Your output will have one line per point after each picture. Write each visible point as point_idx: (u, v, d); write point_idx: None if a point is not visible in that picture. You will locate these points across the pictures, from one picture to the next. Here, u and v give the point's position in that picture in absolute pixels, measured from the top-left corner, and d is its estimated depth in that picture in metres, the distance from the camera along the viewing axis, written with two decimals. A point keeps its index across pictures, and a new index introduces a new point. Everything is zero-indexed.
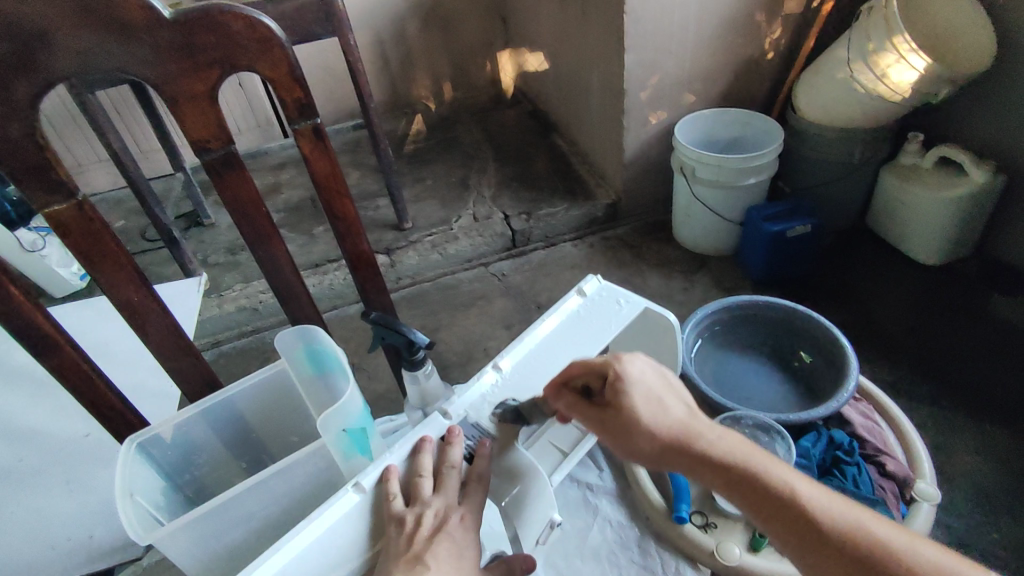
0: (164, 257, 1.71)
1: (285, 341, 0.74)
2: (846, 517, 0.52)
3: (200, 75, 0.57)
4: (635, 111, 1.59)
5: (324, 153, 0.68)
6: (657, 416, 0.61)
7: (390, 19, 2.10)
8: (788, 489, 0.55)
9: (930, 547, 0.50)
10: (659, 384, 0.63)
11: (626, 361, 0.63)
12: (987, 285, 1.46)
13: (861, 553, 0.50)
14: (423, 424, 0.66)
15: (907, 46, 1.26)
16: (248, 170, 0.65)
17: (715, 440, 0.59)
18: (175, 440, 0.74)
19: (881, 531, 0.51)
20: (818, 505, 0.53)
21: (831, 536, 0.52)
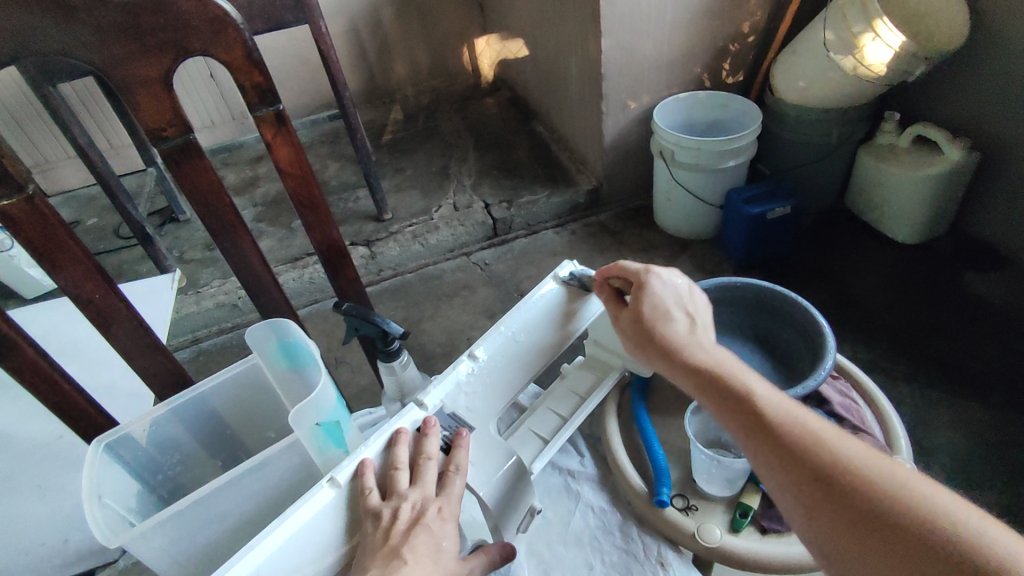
0: (139, 254, 1.68)
1: (257, 335, 0.72)
2: (797, 414, 0.54)
3: (150, 59, 0.54)
4: (614, 95, 1.58)
5: (287, 139, 0.66)
6: (656, 318, 0.66)
7: (365, 7, 2.05)
8: (749, 385, 0.56)
9: (871, 451, 0.50)
10: (676, 295, 0.68)
11: (653, 274, 0.70)
12: (963, 261, 1.48)
13: (796, 446, 0.51)
14: (399, 416, 0.65)
15: (883, 24, 1.26)
16: (207, 158, 0.63)
17: (698, 343, 0.62)
18: (146, 440, 0.72)
19: (826, 430, 0.52)
20: (773, 403, 0.55)
21: (778, 429, 0.53)
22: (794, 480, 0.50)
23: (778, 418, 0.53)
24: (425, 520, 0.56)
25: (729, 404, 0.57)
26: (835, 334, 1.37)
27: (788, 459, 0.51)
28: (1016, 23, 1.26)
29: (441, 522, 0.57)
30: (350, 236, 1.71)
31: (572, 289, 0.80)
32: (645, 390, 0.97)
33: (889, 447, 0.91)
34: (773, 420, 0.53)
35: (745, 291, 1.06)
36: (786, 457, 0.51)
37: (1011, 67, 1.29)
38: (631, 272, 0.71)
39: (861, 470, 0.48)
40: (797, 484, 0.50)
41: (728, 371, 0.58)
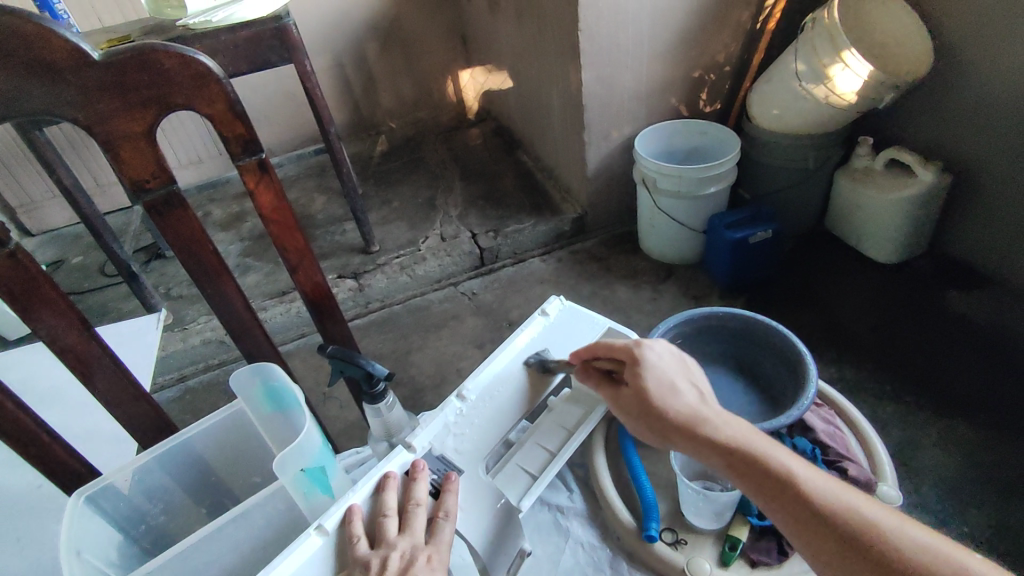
0: (125, 291, 1.67)
1: (240, 380, 0.71)
2: (835, 495, 0.55)
3: (134, 115, 0.56)
4: (595, 125, 1.62)
5: (269, 185, 0.67)
6: (666, 394, 0.65)
7: (350, 43, 2.09)
8: (781, 466, 0.57)
9: (914, 526, 0.52)
10: (676, 368, 0.67)
11: (646, 345, 0.69)
12: (942, 281, 1.51)
13: (855, 534, 0.52)
14: (387, 460, 0.65)
15: (849, 53, 1.31)
16: (190, 207, 0.63)
17: (716, 418, 0.63)
18: (130, 490, 0.71)
19: (869, 510, 0.53)
20: (808, 483, 0.56)
21: (821, 514, 0.54)
22: (849, 564, 0.51)
23: (820, 500, 0.54)
24: (415, 570, 0.55)
25: (765, 487, 0.57)
26: (820, 356, 1.38)
27: (850, 549, 0.52)
28: (978, 51, 1.31)
29: (431, 572, 0.56)
30: (337, 269, 1.71)
31: (558, 325, 0.83)
32: None
33: (874, 474, 0.92)
34: (815, 503, 0.54)
35: (728, 321, 1.07)
36: (838, 541, 0.52)
37: (976, 93, 1.34)
38: (621, 348, 0.69)
39: (914, 552, 0.49)
40: (857, 570, 0.51)
41: (757, 449, 0.59)
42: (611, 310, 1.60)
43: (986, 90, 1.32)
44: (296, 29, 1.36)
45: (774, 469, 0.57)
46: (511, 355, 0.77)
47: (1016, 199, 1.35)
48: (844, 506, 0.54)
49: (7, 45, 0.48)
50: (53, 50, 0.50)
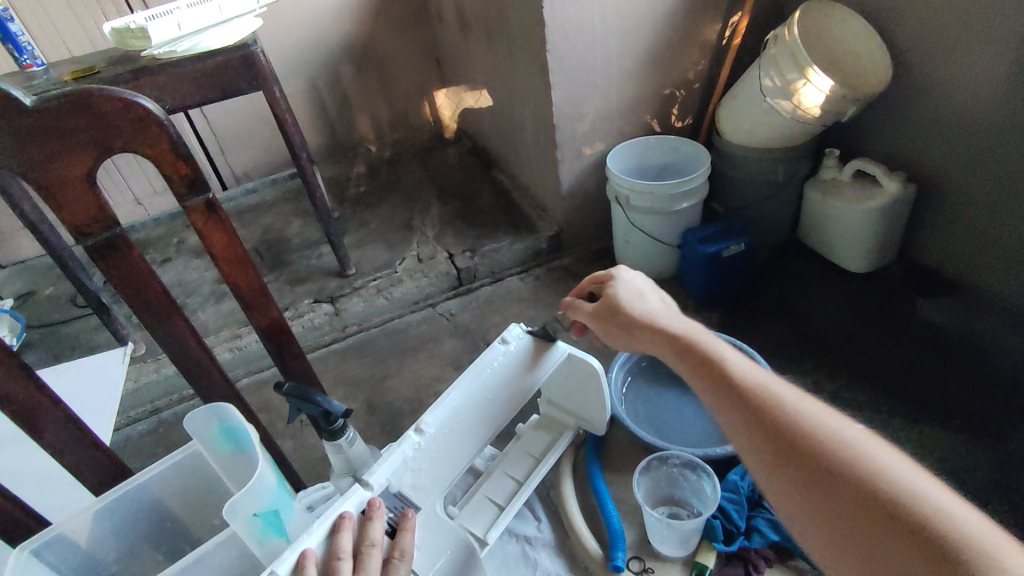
0: (96, 322, 1.63)
1: (195, 420, 0.73)
2: (770, 382, 0.59)
3: (71, 158, 0.60)
4: (567, 144, 1.63)
5: (218, 224, 0.72)
6: (633, 303, 0.78)
7: (324, 66, 2.09)
8: (725, 357, 0.63)
9: (847, 423, 0.54)
10: (646, 292, 0.81)
11: (622, 271, 0.84)
12: (913, 289, 1.52)
13: (762, 403, 0.57)
14: (344, 498, 0.65)
15: (811, 69, 1.33)
16: (134, 248, 0.68)
17: (676, 320, 0.72)
18: (87, 539, 0.73)
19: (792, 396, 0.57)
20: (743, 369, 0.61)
21: (745, 391, 0.58)
22: (751, 427, 0.56)
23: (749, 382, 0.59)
24: None
25: (704, 373, 0.63)
26: (796, 368, 1.39)
27: (754, 416, 0.57)
28: (934, 65, 1.34)
29: None
30: (313, 294, 1.70)
31: (519, 352, 0.81)
32: (599, 448, 0.98)
33: None
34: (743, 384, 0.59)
35: None
36: (753, 417, 0.56)
37: (934, 105, 1.37)
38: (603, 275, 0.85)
39: (822, 433, 0.52)
40: (762, 443, 0.55)
41: (708, 344, 0.66)
42: None
43: (943, 102, 1.35)
44: (264, 56, 1.35)
45: (717, 359, 0.63)
46: (466, 386, 0.77)
47: (980, 207, 1.38)
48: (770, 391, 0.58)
49: None
50: None
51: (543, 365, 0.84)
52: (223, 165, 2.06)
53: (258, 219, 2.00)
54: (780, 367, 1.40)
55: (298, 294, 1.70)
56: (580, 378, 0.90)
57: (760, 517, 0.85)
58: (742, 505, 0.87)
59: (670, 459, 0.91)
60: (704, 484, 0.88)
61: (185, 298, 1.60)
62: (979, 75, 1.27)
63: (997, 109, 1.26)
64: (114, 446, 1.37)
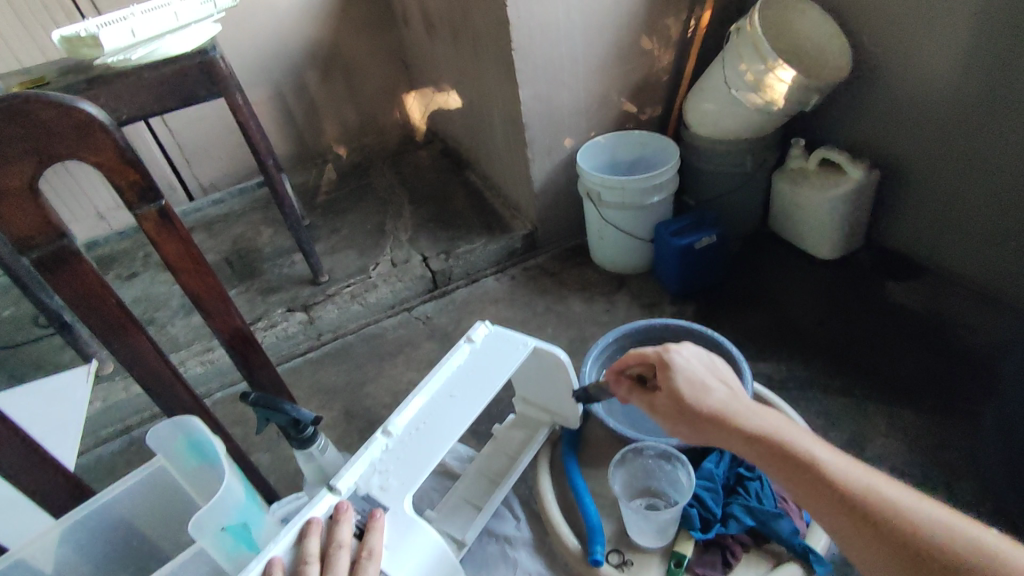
0: (60, 341, 1.58)
1: (162, 436, 0.75)
2: (860, 475, 0.60)
3: (15, 167, 0.60)
4: (538, 142, 1.63)
5: (171, 232, 0.73)
6: (700, 397, 0.72)
7: (289, 72, 2.06)
8: (824, 461, 0.62)
9: (934, 506, 0.56)
10: (703, 369, 0.75)
11: (672, 350, 0.76)
12: (881, 273, 1.55)
13: (852, 496, 0.58)
14: (311, 505, 0.66)
15: (775, 62, 1.34)
16: (81, 260, 0.67)
17: (753, 413, 0.68)
18: (50, 563, 0.72)
19: (915, 504, 0.56)
20: (853, 476, 0.60)
21: (866, 508, 0.57)
22: (848, 523, 0.58)
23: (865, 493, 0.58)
24: None
25: (810, 485, 0.61)
26: (770, 355, 1.41)
27: (846, 511, 0.58)
28: (889, 53, 1.37)
29: None
30: (285, 302, 1.67)
31: (484, 349, 0.84)
32: (576, 443, 0.98)
33: None
34: (860, 497, 0.58)
35: (665, 331, 1.12)
36: (881, 535, 0.55)
37: (892, 92, 1.41)
38: (650, 356, 0.77)
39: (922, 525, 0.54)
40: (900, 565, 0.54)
41: (802, 448, 0.64)
42: (565, 326, 1.59)
43: (901, 88, 1.39)
44: (223, 62, 1.33)
45: (819, 466, 0.62)
46: (430, 388, 0.79)
47: (940, 190, 1.41)
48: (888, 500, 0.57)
49: None
50: None
51: (506, 359, 0.82)
52: (189, 175, 2.01)
53: (227, 229, 1.96)
54: (755, 356, 1.41)
55: (270, 304, 1.67)
56: (550, 372, 0.90)
57: (734, 502, 0.86)
58: (718, 491, 0.88)
59: (644, 450, 0.91)
60: (678, 473, 0.89)
61: (153, 313, 1.56)
62: (934, 61, 1.30)
63: (952, 93, 1.30)
64: (83, 468, 1.33)
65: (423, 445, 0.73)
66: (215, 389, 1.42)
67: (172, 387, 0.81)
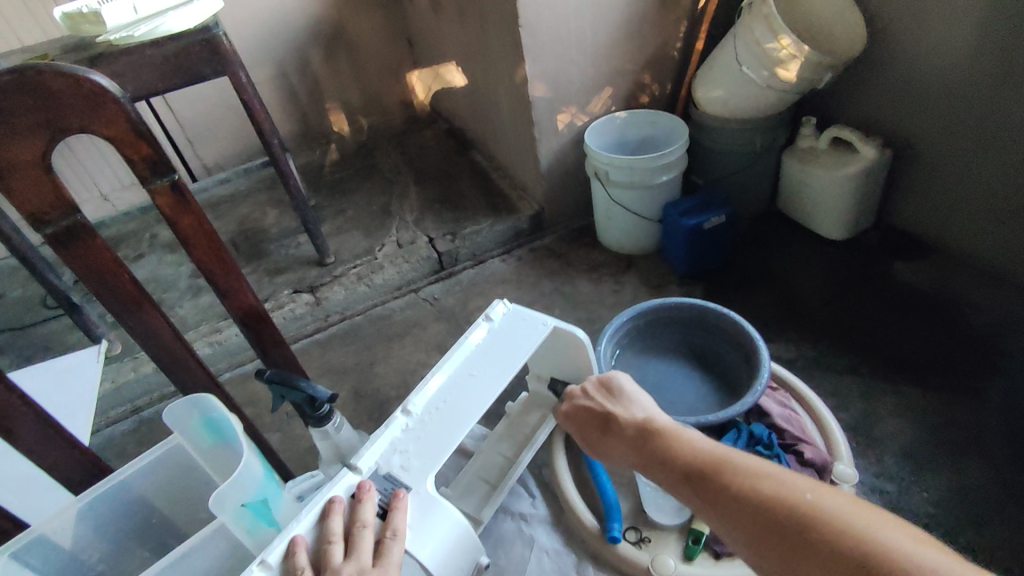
0: (70, 322, 1.58)
1: (178, 413, 0.75)
2: (723, 453, 0.59)
3: (23, 140, 0.59)
4: (546, 121, 1.60)
5: (184, 207, 0.72)
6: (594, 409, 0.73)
7: (292, 51, 2.03)
8: (690, 449, 0.61)
9: (790, 476, 0.54)
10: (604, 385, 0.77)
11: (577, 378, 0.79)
12: (893, 253, 1.54)
13: (713, 475, 0.57)
14: (332, 484, 0.66)
15: (799, 49, 1.32)
16: (94, 236, 0.67)
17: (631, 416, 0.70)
18: (68, 540, 0.72)
19: (757, 467, 0.56)
20: (726, 464, 0.58)
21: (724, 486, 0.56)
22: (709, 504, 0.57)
23: (731, 472, 0.56)
24: None
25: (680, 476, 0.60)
26: (780, 335, 1.40)
27: (708, 491, 0.57)
28: (907, 28, 1.34)
29: None
30: (292, 283, 1.66)
31: (503, 327, 0.84)
32: None
33: (832, 453, 1.00)
34: (727, 479, 0.56)
35: (681, 310, 1.11)
36: (731, 508, 0.54)
37: (905, 69, 1.38)
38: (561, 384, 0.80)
39: (777, 493, 0.53)
40: (746, 535, 0.53)
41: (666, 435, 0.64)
42: (573, 306, 1.59)
43: (913, 66, 1.36)
44: (227, 41, 1.29)
45: (685, 453, 0.61)
46: (448, 367, 0.79)
47: (954, 170, 1.39)
48: (755, 476, 0.55)
49: None
50: None
51: (524, 339, 0.82)
52: (192, 156, 1.99)
53: (233, 210, 1.95)
54: (765, 336, 1.41)
55: (277, 285, 1.66)
56: (566, 349, 0.89)
57: None
58: None
59: None
60: None
61: (161, 294, 1.55)
62: (952, 36, 1.27)
63: (973, 68, 1.26)
64: (95, 448, 1.33)
65: (444, 425, 0.73)
66: (224, 369, 1.42)
67: (187, 365, 0.81)
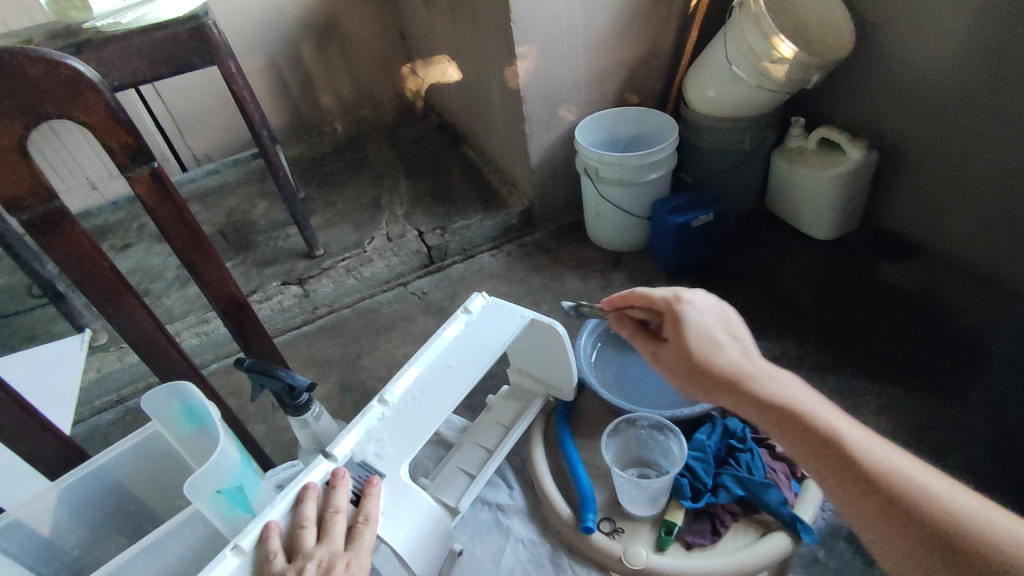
0: (54, 312, 1.57)
1: (156, 402, 0.75)
2: (864, 438, 0.56)
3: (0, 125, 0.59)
4: (536, 117, 1.61)
5: (165, 194, 0.72)
6: (704, 344, 0.66)
7: (284, 42, 2.02)
8: (829, 421, 0.57)
9: (942, 481, 0.52)
10: (716, 319, 0.69)
11: (682, 299, 0.71)
12: (876, 255, 1.55)
13: (849, 456, 0.55)
14: (307, 470, 0.67)
15: (783, 46, 1.33)
16: (73, 223, 0.67)
17: (761, 369, 0.64)
18: (41, 527, 0.72)
19: (901, 461, 0.54)
20: (847, 430, 0.57)
21: (863, 470, 0.53)
22: (841, 477, 0.54)
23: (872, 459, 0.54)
24: None
25: (810, 442, 0.57)
26: (763, 333, 1.41)
27: (841, 465, 0.54)
28: (895, 31, 1.35)
29: None
30: (280, 275, 1.66)
31: (481, 319, 0.85)
32: (570, 415, 0.98)
33: None
34: (866, 461, 0.54)
35: None
36: (867, 490, 0.52)
37: (890, 71, 1.40)
38: (659, 304, 0.72)
39: (923, 493, 0.51)
40: (879, 518, 0.52)
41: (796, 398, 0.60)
42: (560, 302, 1.60)
43: (901, 67, 1.38)
44: (215, 29, 1.30)
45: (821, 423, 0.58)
46: (427, 357, 0.79)
47: (937, 174, 1.41)
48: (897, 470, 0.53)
49: None
50: None
51: (503, 332, 0.82)
52: (181, 146, 1.98)
53: (223, 201, 1.94)
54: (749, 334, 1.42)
55: (265, 277, 1.66)
56: (545, 343, 0.90)
57: (725, 474, 0.86)
58: (709, 462, 0.89)
59: (637, 421, 0.92)
60: (671, 444, 0.90)
61: (147, 284, 1.55)
62: (937, 41, 1.29)
63: (957, 75, 1.28)
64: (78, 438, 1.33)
65: (421, 414, 0.74)
66: (210, 360, 1.42)
67: (168, 353, 0.81)
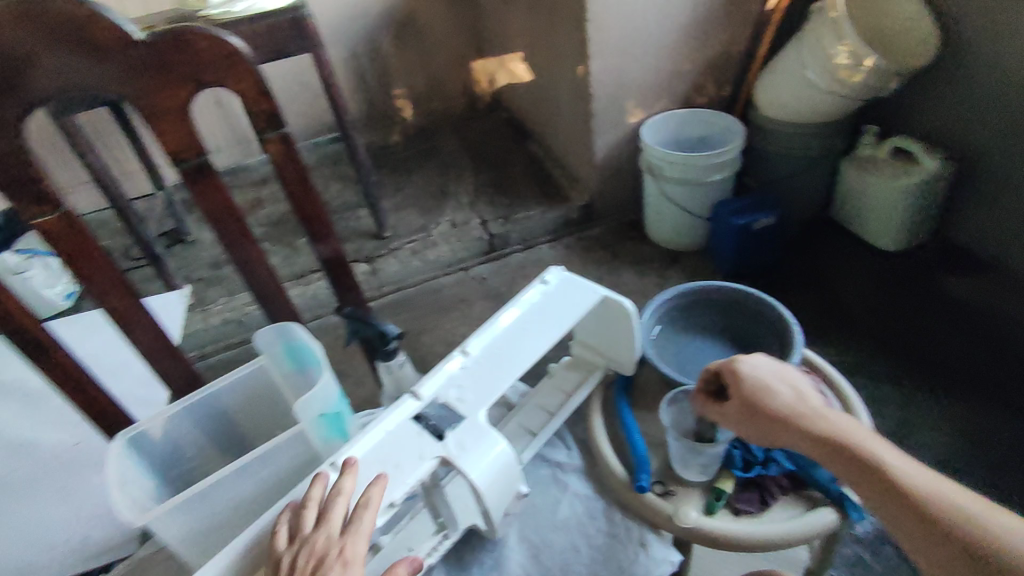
0: (151, 273, 1.73)
1: (266, 339, 0.88)
2: (909, 469, 0.60)
3: (172, 88, 0.71)
4: (604, 114, 1.66)
5: (289, 157, 0.82)
6: (763, 396, 0.74)
7: (366, 35, 2.14)
8: (879, 456, 0.62)
9: (989, 509, 0.55)
10: (772, 373, 0.76)
11: (741, 357, 0.78)
12: (944, 267, 1.52)
13: (894, 484, 0.59)
14: (396, 408, 0.77)
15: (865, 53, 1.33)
16: (216, 177, 0.79)
17: (821, 413, 0.69)
18: (165, 437, 0.84)
19: (945, 489, 0.57)
20: (895, 464, 0.61)
21: (908, 499, 0.58)
22: (890, 508, 0.59)
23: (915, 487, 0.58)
24: (322, 567, 0.61)
25: (861, 474, 0.63)
26: (821, 336, 1.41)
27: (888, 493, 0.60)
28: (981, 38, 1.32)
29: (340, 565, 0.61)
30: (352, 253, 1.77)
31: (556, 290, 0.92)
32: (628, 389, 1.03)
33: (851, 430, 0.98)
34: (908, 489, 0.58)
35: (720, 294, 1.15)
36: (915, 516, 0.57)
37: (972, 79, 1.38)
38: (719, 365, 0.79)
39: (966, 520, 0.55)
40: (926, 543, 0.56)
41: (849, 434, 0.66)
42: None
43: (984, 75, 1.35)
44: (312, 20, 1.41)
45: (872, 456, 0.63)
46: (505, 319, 0.87)
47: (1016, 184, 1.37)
48: (942, 498, 0.57)
49: (79, 29, 0.64)
50: (103, 32, 0.65)
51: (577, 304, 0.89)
52: None
53: None
54: (808, 336, 1.42)
55: None
56: (612, 318, 0.96)
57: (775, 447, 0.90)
58: None
59: None
60: None
61: None
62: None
63: None
64: None
65: (498, 369, 0.81)
66: None
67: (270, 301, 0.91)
